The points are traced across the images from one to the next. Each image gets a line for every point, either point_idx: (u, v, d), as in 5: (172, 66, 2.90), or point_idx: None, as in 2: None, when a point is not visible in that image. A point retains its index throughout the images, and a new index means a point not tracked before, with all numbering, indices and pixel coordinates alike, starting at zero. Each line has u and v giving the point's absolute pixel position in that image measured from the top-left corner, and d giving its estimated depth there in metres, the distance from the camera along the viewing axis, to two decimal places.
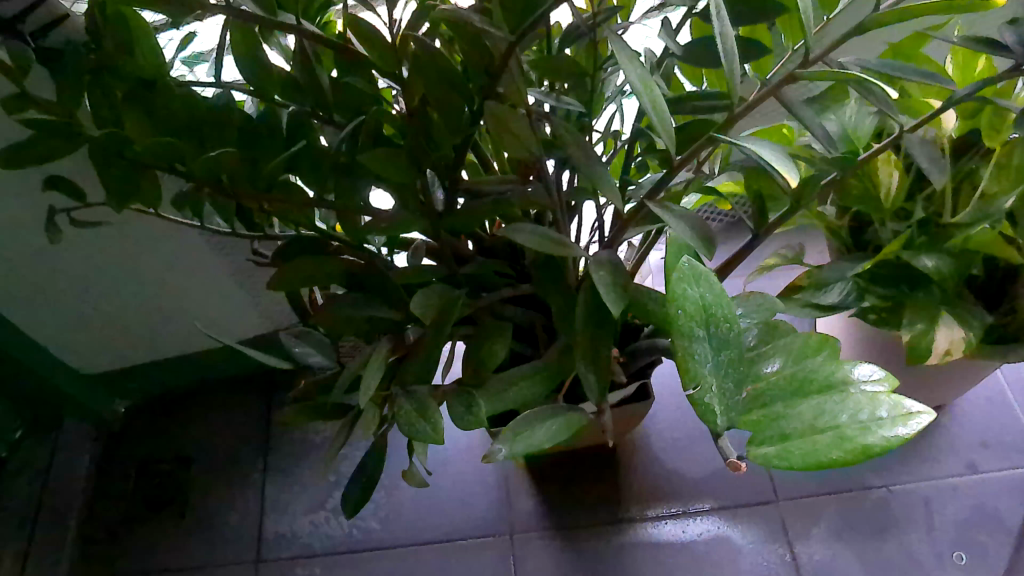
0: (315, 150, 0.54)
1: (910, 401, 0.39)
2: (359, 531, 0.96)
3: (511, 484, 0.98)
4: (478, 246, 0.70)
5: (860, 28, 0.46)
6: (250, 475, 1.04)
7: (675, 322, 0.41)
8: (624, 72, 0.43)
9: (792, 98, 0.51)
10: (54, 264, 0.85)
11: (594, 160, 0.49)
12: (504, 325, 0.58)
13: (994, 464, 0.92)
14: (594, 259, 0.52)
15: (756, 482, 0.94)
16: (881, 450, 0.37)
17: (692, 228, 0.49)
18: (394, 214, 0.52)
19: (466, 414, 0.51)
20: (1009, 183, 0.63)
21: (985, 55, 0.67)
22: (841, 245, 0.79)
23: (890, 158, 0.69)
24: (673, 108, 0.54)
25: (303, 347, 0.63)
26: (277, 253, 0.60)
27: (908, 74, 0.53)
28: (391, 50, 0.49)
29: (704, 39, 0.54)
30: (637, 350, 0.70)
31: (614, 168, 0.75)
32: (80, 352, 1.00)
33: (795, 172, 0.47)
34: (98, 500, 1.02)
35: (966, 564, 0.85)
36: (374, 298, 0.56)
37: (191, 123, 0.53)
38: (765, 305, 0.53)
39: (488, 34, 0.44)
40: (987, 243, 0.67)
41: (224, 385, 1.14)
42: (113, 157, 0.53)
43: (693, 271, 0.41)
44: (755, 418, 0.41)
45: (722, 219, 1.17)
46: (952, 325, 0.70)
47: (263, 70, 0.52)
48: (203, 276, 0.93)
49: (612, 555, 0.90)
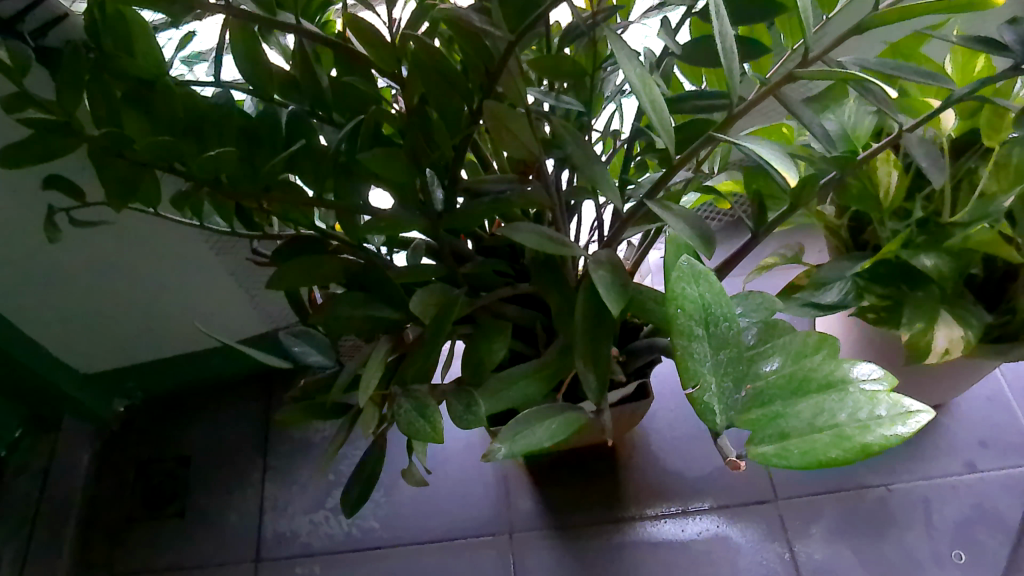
0: (315, 150, 0.54)
1: (909, 400, 0.38)
2: (358, 530, 0.96)
3: (511, 484, 0.98)
4: (478, 246, 0.70)
5: (859, 28, 0.46)
6: (249, 474, 1.04)
7: (675, 322, 0.40)
8: (622, 70, 0.43)
9: (791, 97, 0.51)
10: (54, 264, 0.85)
11: (593, 160, 0.49)
12: (504, 324, 0.59)
13: (994, 463, 0.92)
14: (593, 258, 0.52)
15: (755, 482, 0.94)
16: (881, 449, 0.36)
17: (693, 228, 0.49)
18: (393, 214, 0.52)
19: (466, 414, 0.51)
20: (1008, 182, 0.64)
21: (985, 54, 0.67)
22: (841, 245, 0.80)
23: (890, 157, 0.68)
24: (673, 107, 0.54)
25: (303, 346, 0.63)
26: (277, 253, 0.60)
27: (907, 73, 0.53)
28: (390, 50, 0.48)
29: (703, 38, 0.54)
30: (636, 349, 0.70)
31: (615, 168, 0.76)
32: (79, 352, 1.00)
33: (793, 171, 0.46)
34: (97, 500, 1.02)
35: (965, 563, 0.85)
36: (374, 298, 0.56)
37: (191, 123, 0.53)
38: (765, 304, 0.53)
39: (486, 32, 0.44)
40: (987, 243, 0.65)
41: (223, 385, 1.14)
42: (111, 156, 0.53)
43: (692, 270, 0.41)
44: (754, 416, 0.41)
45: (721, 219, 1.18)
46: (951, 324, 0.70)
47: (263, 70, 0.52)
48: (202, 275, 0.93)
49: (612, 554, 0.90)
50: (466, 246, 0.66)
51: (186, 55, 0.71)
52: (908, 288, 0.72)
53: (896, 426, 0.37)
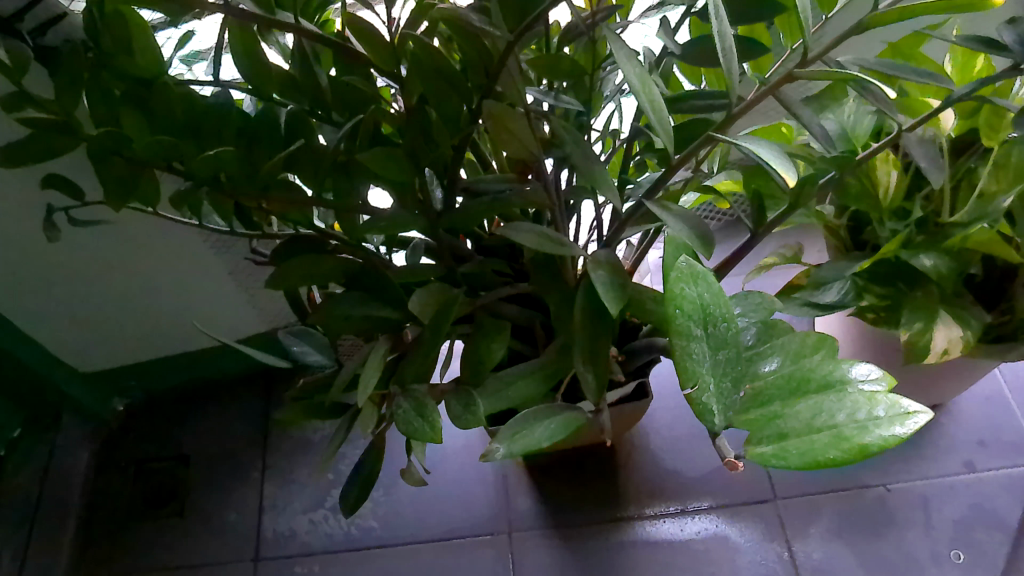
0: (314, 149, 0.53)
1: (908, 401, 0.38)
2: (357, 529, 0.96)
3: (510, 483, 0.98)
4: (477, 245, 0.70)
5: (858, 28, 0.46)
6: (248, 473, 1.04)
7: (673, 321, 0.41)
8: (622, 70, 0.43)
9: (791, 97, 0.51)
10: (52, 263, 0.85)
11: (593, 159, 0.49)
12: (503, 324, 0.59)
13: (993, 463, 0.92)
14: (592, 258, 0.52)
15: (754, 481, 0.94)
16: (879, 449, 0.36)
17: (692, 227, 0.49)
18: (393, 213, 0.52)
19: (465, 414, 0.51)
20: (1007, 182, 0.63)
21: (984, 54, 0.67)
22: (841, 245, 0.80)
23: (889, 156, 0.68)
24: (673, 107, 0.54)
25: (303, 346, 0.64)
26: (276, 253, 0.60)
27: (907, 73, 0.53)
28: (389, 50, 0.49)
29: (702, 38, 0.54)
30: (634, 350, 0.71)
31: (615, 167, 0.76)
32: (78, 351, 1.00)
33: (792, 171, 0.46)
34: (96, 499, 1.02)
35: (964, 563, 0.85)
36: (373, 297, 0.56)
37: (189, 122, 0.53)
38: (763, 304, 0.52)
39: (485, 32, 0.44)
40: (986, 243, 0.66)
41: (222, 384, 1.14)
42: (108, 154, 0.53)
43: (691, 270, 0.41)
44: (753, 417, 0.41)
45: (721, 219, 1.17)
46: (950, 324, 0.69)
47: (261, 69, 0.52)
48: (202, 275, 0.93)
49: (611, 554, 0.90)
50: (465, 245, 0.66)
51: (185, 54, 0.70)
52: (906, 288, 0.72)
53: (893, 427, 0.37)
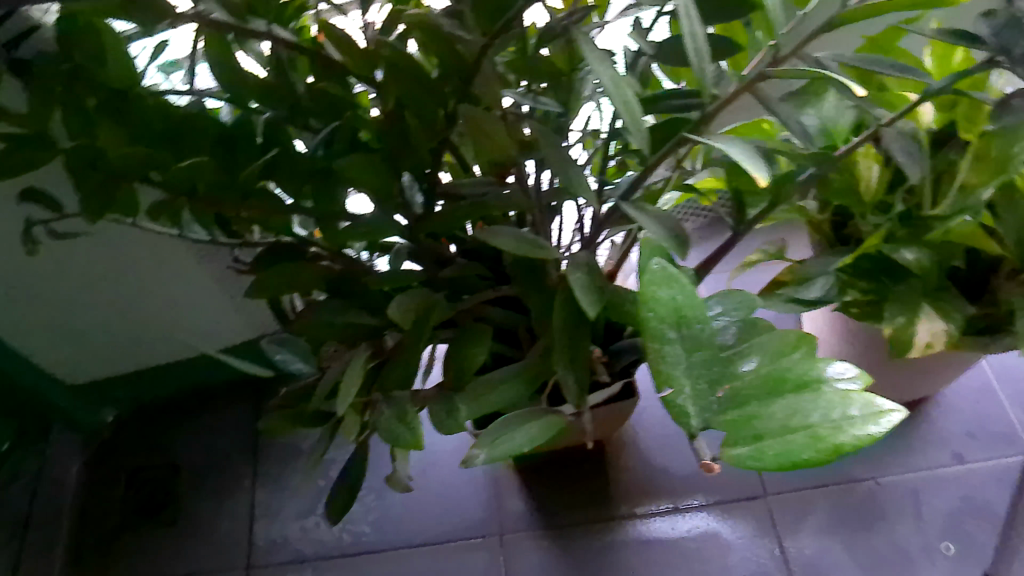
0: (291, 157, 0.55)
1: (882, 398, 0.38)
2: (348, 535, 0.96)
3: (500, 486, 0.98)
4: (460, 249, 0.70)
5: (828, 25, 0.45)
6: (240, 481, 1.03)
7: (647, 324, 0.41)
8: (595, 72, 0.43)
9: (769, 95, 0.51)
10: (36, 274, 0.85)
11: (569, 163, 0.48)
12: (485, 329, 0.58)
13: (981, 454, 0.92)
14: (571, 261, 0.51)
15: (744, 479, 0.94)
16: (853, 448, 0.37)
17: (668, 229, 0.49)
18: (371, 220, 0.52)
19: (448, 419, 0.54)
20: (987, 176, 0.63)
21: (962, 46, 0.67)
22: (824, 241, 0.80)
23: (870, 150, 0.69)
24: (648, 107, 0.54)
25: (286, 355, 0.59)
26: (255, 262, 0.59)
27: (884, 68, 0.52)
28: (364, 55, 0.47)
29: (677, 37, 0.53)
30: (620, 350, 0.71)
31: (597, 168, 0.77)
32: (66, 362, 0.99)
33: (764, 171, 0.43)
34: (87, 509, 1.02)
35: (954, 554, 0.85)
36: (353, 305, 0.57)
37: (167, 131, 0.53)
38: (745, 300, 0.53)
39: (460, 37, 0.45)
40: (968, 236, 0.67)
41: (211, 393, 1.13)
42: (84, 167, 0.52)
43: (664, 273, 0.42)
44: (732, 417, 0.40)
45: (703, 218, 1.19)
46: (933, 317, 0.70)
47: (238, 79, 0.51)
48: (187, 283, 0.93)
49: (601, 555, 0.90)
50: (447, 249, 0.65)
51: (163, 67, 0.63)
52: (890, 283, 0.72)
53: (868, 426, 0.37)
